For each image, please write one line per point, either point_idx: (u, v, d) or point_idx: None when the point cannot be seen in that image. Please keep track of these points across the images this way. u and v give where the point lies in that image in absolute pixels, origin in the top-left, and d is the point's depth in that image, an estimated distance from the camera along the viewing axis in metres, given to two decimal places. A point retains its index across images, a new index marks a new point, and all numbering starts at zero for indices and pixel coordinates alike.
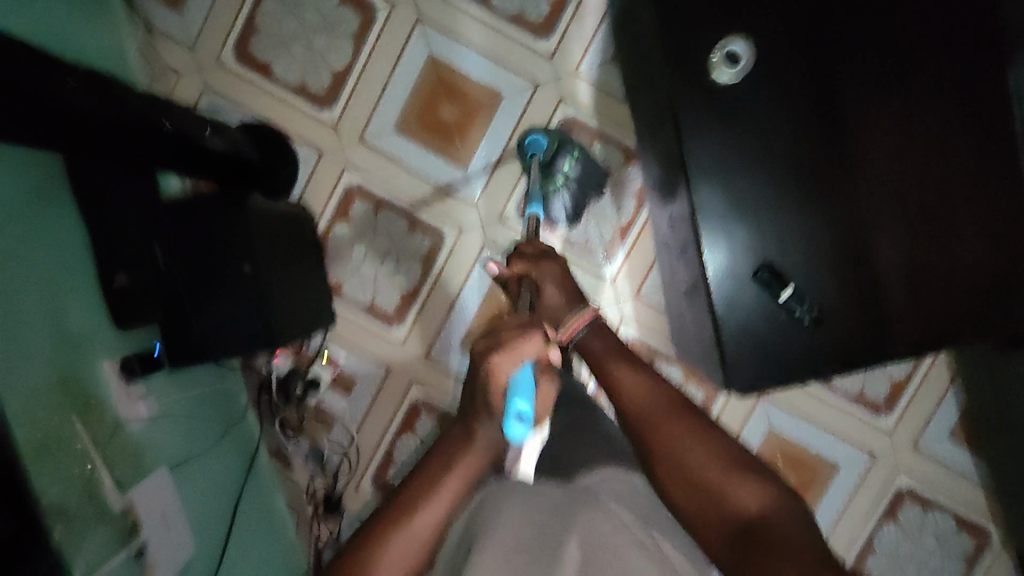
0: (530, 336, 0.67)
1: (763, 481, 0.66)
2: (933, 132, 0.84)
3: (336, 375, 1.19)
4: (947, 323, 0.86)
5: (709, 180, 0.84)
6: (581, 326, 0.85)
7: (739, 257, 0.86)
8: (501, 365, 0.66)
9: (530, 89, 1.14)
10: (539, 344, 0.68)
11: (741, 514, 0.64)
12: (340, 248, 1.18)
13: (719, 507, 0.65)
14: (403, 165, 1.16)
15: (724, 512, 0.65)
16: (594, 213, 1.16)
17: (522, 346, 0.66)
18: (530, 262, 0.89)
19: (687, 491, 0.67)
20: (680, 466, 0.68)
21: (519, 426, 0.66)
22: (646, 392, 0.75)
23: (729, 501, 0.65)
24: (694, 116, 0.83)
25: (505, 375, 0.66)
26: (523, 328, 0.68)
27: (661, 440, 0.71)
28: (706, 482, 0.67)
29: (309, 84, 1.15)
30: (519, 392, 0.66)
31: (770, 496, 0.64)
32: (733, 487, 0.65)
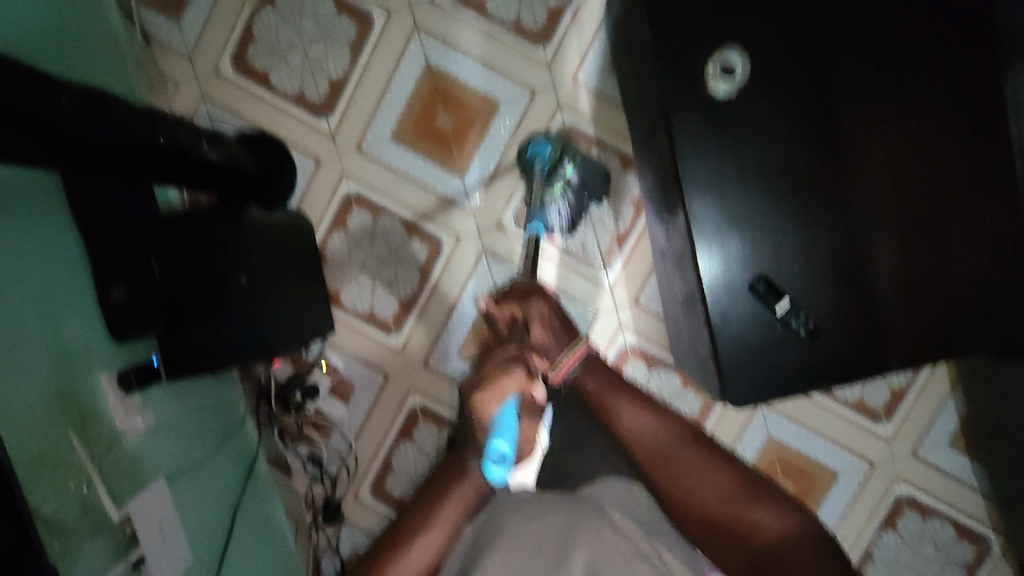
0: (511, 376, 0.74)
1: (774, 506, 0.76)
2: (928, 143, 0.84)
3: (335, 382, 1.19)
4: (944, 334, 0.86)
5: (704, 192, 0.84)
6: (571, 366, 0.83)
7: (734, 268, 0.85)
8: (486, 404, 0.74)
9: (528, 96, 1.14)
10: (521, 380, 0.74)
11: (753, 540, 0.75)
12: (338, 257, 1.18)
13: (740, 538, 0.76)
14: (400, 173, 1.16)
15: (748, 541, 0.75)
16: (592, 221, 1.16)
17: (504, 386, 0.73)
18: (517, 301, 0.86)
19: (704, 521, 0.78)
20: (695, 500, 0.78)
21: (497, 469, 0.71)
22: (652, 431, 0.82)
23: (749, 531, 0.75)
24: (689, 127, 0.83)
25: (489, 414, 0.73)
26: (506, 366, 0.75)
27: (674, 478, 0.79)
28: (722, 513, 0.77)
29: (307, 93, 1.15)
30: (500, 434, 0.72)
31: (789, 522, 0.75)
32: (751, 519, 0.76)
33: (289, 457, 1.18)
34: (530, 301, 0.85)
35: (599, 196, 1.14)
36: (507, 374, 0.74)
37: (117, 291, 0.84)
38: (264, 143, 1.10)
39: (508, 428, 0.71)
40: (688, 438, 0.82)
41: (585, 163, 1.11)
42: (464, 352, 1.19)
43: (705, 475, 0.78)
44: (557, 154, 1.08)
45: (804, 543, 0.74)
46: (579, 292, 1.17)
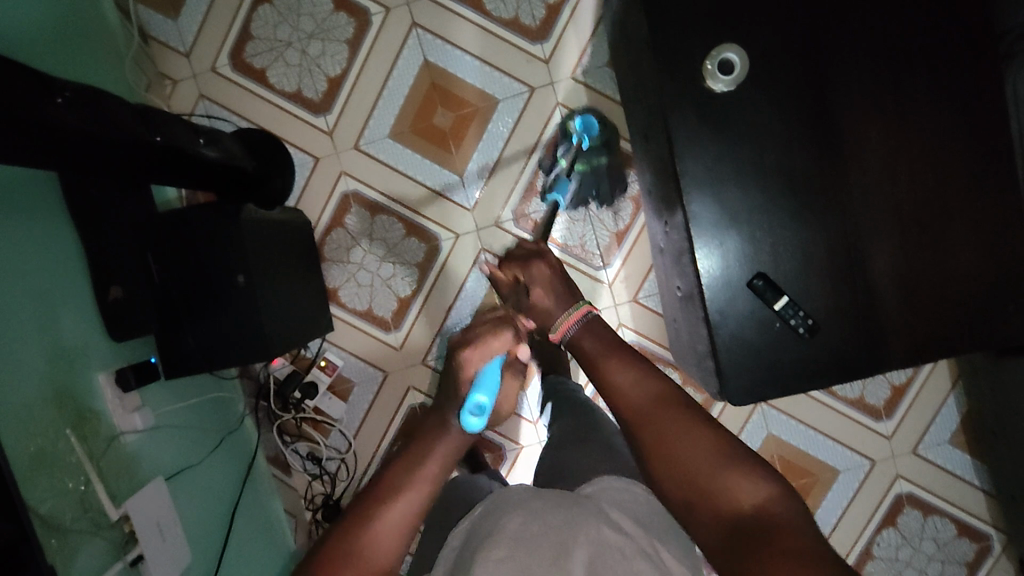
0: (500, 337, 0.79)
1: (759, 472, 0.56)
2: (929, 140, 0.83)
3: (335, 381, 1.19)
4: (943, 333, 0.85)
5: (701, 190, 0.84)
6: (570, 325, 0.82)
7: (732, 265, 0.85)
8: (470, 362, 0.77)
9: (526, 93, 1.13)
10: (509, 341, 0.80)
11: (733, 508, 0.54)
12: (337, 255, 1.18)
13: (711, 505, 0.55)
14: (398, 171, 1.16)
15: (713, 505, 0.55)
16: (593, 220, 1.15)
17: (494, 344, 0.78)
18: (521, 267, 0.96)
19: (683, 488, 0.57)
20: (675, 463, 0.58)
21: (474, 420, 0.72)
22: (636, 386, 0.68)
23: (721, 496, 0.55)
24: (687, 125, 0.83)
25: (473, 371, 0.76)
26: (497, 329, 0.81)
27: (661, 433, 0.61)
28: (700, 476, 0.57)
29: (305, 91, 1.15)
30: (481, 387, 0.74)
31: (762, 490, 0.54)
32: (725, 480, 0.55)
33: (289, 456, 1.19)
34: (531, 266, 0.95)
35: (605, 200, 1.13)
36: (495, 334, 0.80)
37: (115, 290, 0.85)
38: (262, 141, 1.10)
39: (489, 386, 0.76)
40: (676, 404, 0.64)
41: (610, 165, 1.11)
42: None
43: (688, 433, 0.60)
44: (596, 144, 1.09)
45: (788, 524, 0.51)
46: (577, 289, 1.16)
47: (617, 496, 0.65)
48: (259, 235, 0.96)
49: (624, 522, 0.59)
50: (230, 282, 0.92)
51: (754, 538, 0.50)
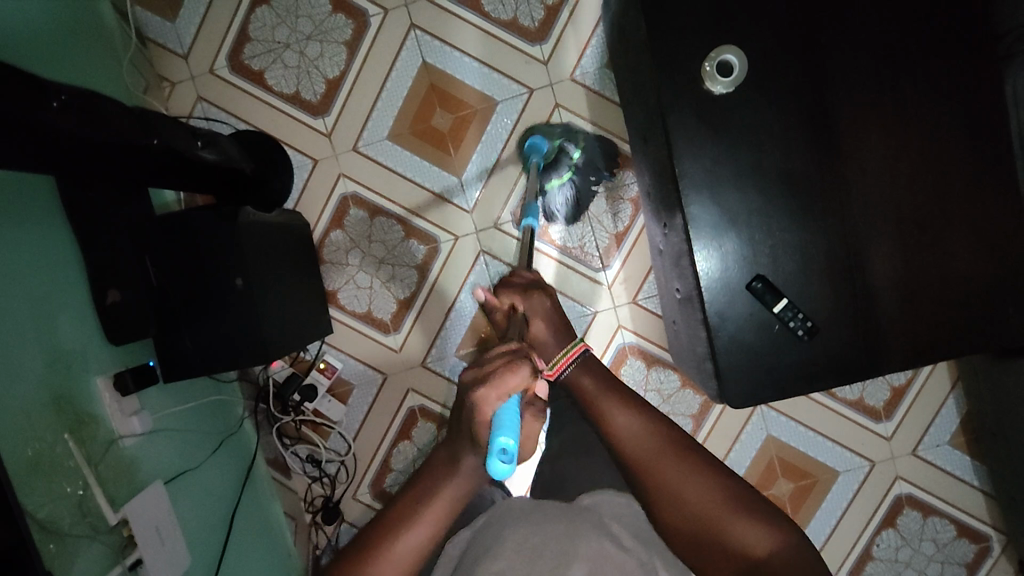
0: (518, 371, 0.61)
1: (768, 517, 0.58)
2: (928, 142, 0.83)
3: (334, 383, 1.18)
4: (943, 336, 0.85)
5: (701, 192, 0.84)
6: (567, 363, 0.76)
7: (732, 268, 0.85)
8: (485, 402, 0.60)
9: (525, 94, 1.13)
10: (528, 377, 0.62)
11: (748, 557, 0.56)
12: (336, 257, 1.17)
13: (725, 553, 0.57)
14: (397, 173, 1.15)
15: (728, 553, 0.57)
16: (592, 221, 1.15)
17: (512, 381, 0.60)
18: (519, 295, 0.92)
19: (697, 536, 0.58)
20: (687, 511, 0.59)
21: (501, 468, 0.57)
22: (637, 427, 0.65)
23: (734, 545, 0.57)
24: (686, 128, 0.83)
25: (490, 410, 0.60)
26: (514, 361, 0.62)
27: (670, 480, 0.60)
28: (713, 525, 0.58)
29: (303, 93, 1.14)
30: (505, 427, 0.58)
31: (772, 536, 0.57)
32: (738, 530, 0.57)
33: (289, 459, 1.18)
34: (531, 293, 0.92)
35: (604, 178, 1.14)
36: (512, 366, 0.61)
37: (113, 293, 0.84)
38: (262, 144, 1.11)
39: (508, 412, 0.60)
40: (677, 445, 0.63)
41: (584, 156, 1.13)
42: (461, 351, 1.18)
43: (694, 479, 0.60)
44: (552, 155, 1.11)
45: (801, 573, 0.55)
46: (577, 291, 1.16)
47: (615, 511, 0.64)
48: (259, 234, 0.96)
49: (624, 538, 0.59)
50: (231, 283, 0.92)
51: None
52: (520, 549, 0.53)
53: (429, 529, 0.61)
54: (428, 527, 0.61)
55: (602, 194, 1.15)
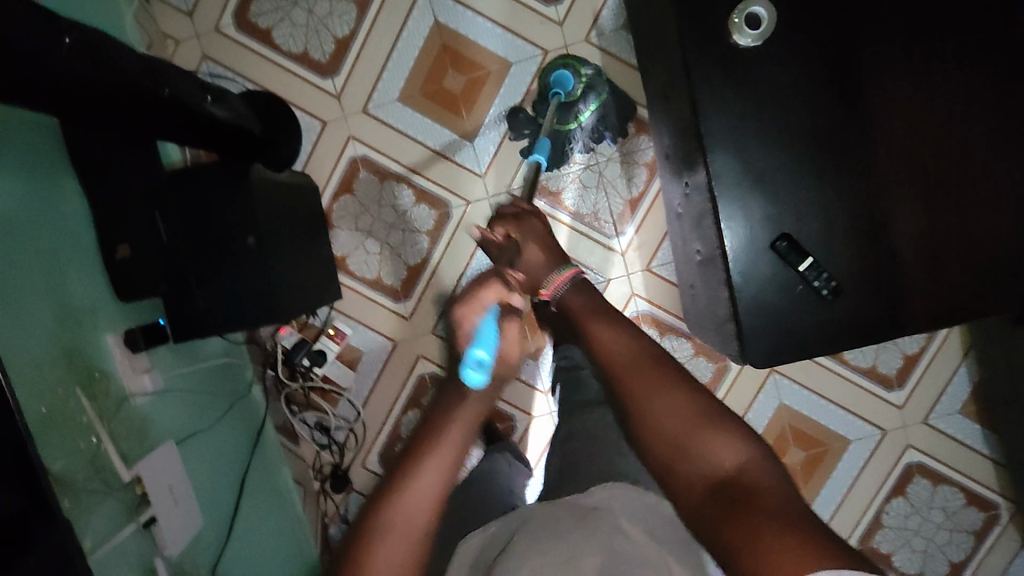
0: (488, 287, 0.74)
1: None
2: (956, 101, 0.81)
3: (344, 350, 1.17)
4: (966, 297, 0.84)
5: (724, 148, 0.82)
6: (562, 281, 0.85)
7: (754, 227, 0.84)
8: (467, 317, 0.71)
9: (539, 56, 1.10)
10: (498, 290, 0.74)
11: (717, 468, 0.55)
12: (345, 223, 1.15)
13: (693, 464, 0.56)
14: (407, 135, 1.13)
15: (698, 466, 0.55)
16: (606, 188, 1.13)
17: (483, 295, 0.73)
18: (512, 223, 0.93)
19: (667, 451, 0.57)
20: (664, 433, 0.58)
21: (476, 376, 0.63)
22: (626, 347, 0.68)
23: (704, 456, 0.55)
24: (711, 82, 0.81)
25: (471, 324, 0.70)
26: (483, 281, 0.75)
27: (650, 397, 0.61)
28: (681, 434, 0.57)
29: (312, 52, 1.11)
30: (480, 341, 0.67)
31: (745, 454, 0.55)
32: (706, 442, 0.56)
33: (297, 426, 1.16)
34: (525, 223, 0.93)
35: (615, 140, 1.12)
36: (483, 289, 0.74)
37: (123, 249, 0.82)
38: (264, 101, 1.06)
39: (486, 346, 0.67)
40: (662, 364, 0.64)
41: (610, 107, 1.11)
42: None
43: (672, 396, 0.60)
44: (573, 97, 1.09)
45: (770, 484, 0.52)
46: (590, 259, 1.15)
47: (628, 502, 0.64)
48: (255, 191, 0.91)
49: (634, 531, 0.59)
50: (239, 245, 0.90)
51: (742, 503, 0.51)
52: (544, 553, 0.55)
53: (445, 466, 0.57)
54: (445, 464, 0.58)
55: (616, 158, 1.13)
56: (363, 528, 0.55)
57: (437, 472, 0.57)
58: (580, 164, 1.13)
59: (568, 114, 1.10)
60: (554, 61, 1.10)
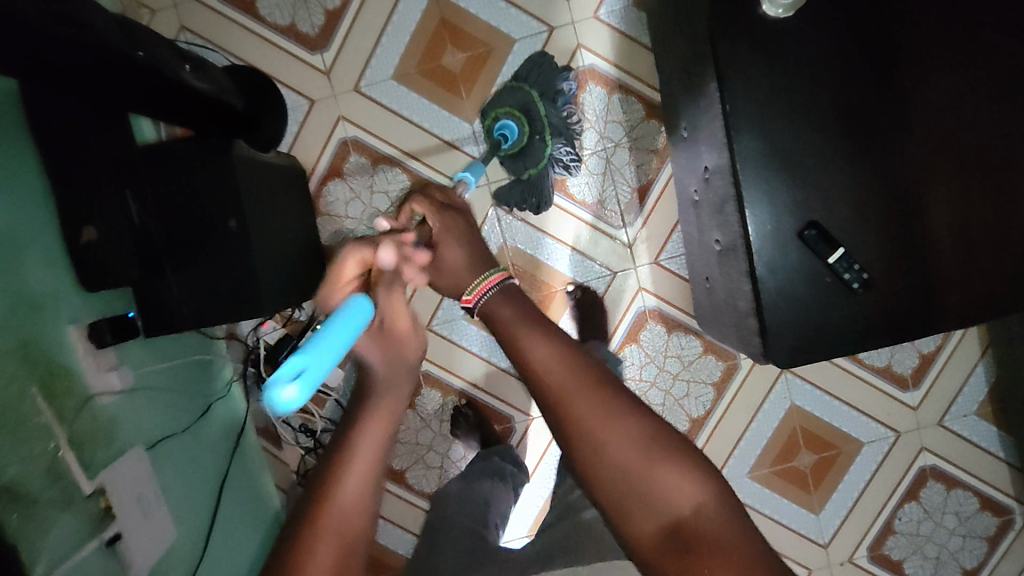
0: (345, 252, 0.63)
1: None
2: (996, 85, 0.76)
3: None
4: (1002, 294, 0.79)
5: (750, 130, 0.76)
6: (487, 288, 0.66)
7: (781, 214, 0.78)
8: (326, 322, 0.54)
9: (545, 33, 1.03)
10: (358, 255, 0.63)
11: (673, 511, 0.50)
12: (334, 210, 1.07)
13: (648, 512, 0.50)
14: (402, 116, 1.05)
15: (650, 510, 0.50)
16: (614, 176, 1.07)
17: (344, 269, 0.63)
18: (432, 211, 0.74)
19: (612, 495, 0.51)
20: (611, 476, 0.51)
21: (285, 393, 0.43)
22: (555, 362, 0.54)
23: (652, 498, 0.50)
24: (737, 58, 0.75)
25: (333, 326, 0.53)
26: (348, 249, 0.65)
27: (594, 425, 0.52)
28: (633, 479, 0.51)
29: (300, 25, 1.03)
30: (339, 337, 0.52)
31: (701, 494, 0.50)
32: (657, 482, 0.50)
33: (280, 428, 1.08)
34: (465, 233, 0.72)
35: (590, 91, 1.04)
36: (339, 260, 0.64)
37: (89, 231, 0.74)
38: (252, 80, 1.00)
39: (322, 360, 0.48)
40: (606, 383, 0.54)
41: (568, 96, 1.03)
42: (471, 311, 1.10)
43: (623, 426, 0.51)
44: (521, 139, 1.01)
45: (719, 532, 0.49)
46: (595, 251, 1.08)
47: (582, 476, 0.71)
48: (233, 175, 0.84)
49: None
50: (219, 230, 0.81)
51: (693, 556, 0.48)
52: None
53: (368, 468, 0.49)
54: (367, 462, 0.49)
55: (625, 144, 1.06)
56: (290, 538, 0.48)
57: (359, 465, 0.49)
58: (588, 150, 1.06)
59: (520, 163, 1.02)
60: (500, 106, 1.02)
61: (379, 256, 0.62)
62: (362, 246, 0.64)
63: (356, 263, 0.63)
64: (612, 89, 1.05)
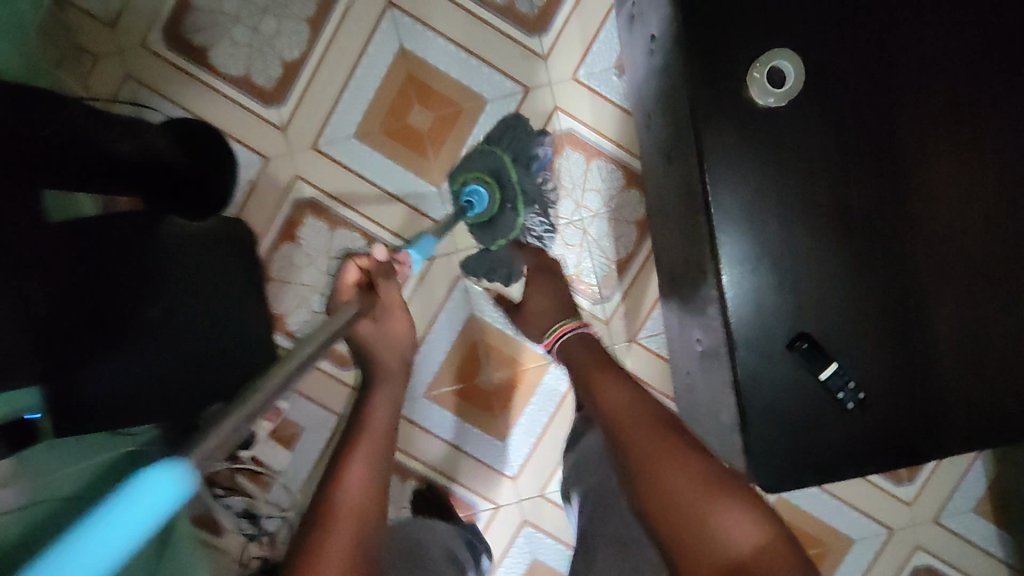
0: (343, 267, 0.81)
1: None
2: (1011, 184, 0.68)
3: (277, 427, 1.01)
4: (1012, 416, 0.71)
5: (737, 228, 0.67)
6: (564, 333, 0.84)
7: (771, 320, 0.68)
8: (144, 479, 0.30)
9: (520, 93, 0.96)
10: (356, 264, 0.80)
11: (728, 550, 0.52)
12: (286, 275, 0.99)
13: (704, 546, 0.53)
14: (362, 178, 0.97)
15: (711, 554, 0.52)
16: (590, 247, 0.99)
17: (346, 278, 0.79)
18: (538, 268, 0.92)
19: (665, 513, 0.56)
20: (665, 499, 0.56)
21: None
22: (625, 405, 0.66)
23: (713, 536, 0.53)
24: (726, 146, 0.66)
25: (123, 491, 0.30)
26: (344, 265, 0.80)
27: (655, 457, 0.59)
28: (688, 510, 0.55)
29: (254, 77, 0.95)
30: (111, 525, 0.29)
31: (758, 527, 0.53)
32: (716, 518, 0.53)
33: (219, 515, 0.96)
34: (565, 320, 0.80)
35: (567, 157, 0.97)
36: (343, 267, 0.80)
37: None
38: (199, 136, 0.91)
39: None
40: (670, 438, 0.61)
41: (541, 161, 0.93)
42: (436, 382, 1.02)
43: (673, 467, 0.57)
44: (490, 204, 0.91)
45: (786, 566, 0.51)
46: (569, 327, 1.00)
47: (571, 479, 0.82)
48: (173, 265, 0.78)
49: None
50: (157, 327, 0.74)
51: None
52: None
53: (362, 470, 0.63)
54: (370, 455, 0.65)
55: (603, 215, 0.98)
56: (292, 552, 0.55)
57: (361, 464, 0.63)
58: (563, 220, 0.98)
59: (490, 233, 0.92)
60: (469, 170, 0.93)
61: (374, 254, 0.79)
62: (359, 256, 0.81)
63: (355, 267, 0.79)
64: (591, 155, 0.97)
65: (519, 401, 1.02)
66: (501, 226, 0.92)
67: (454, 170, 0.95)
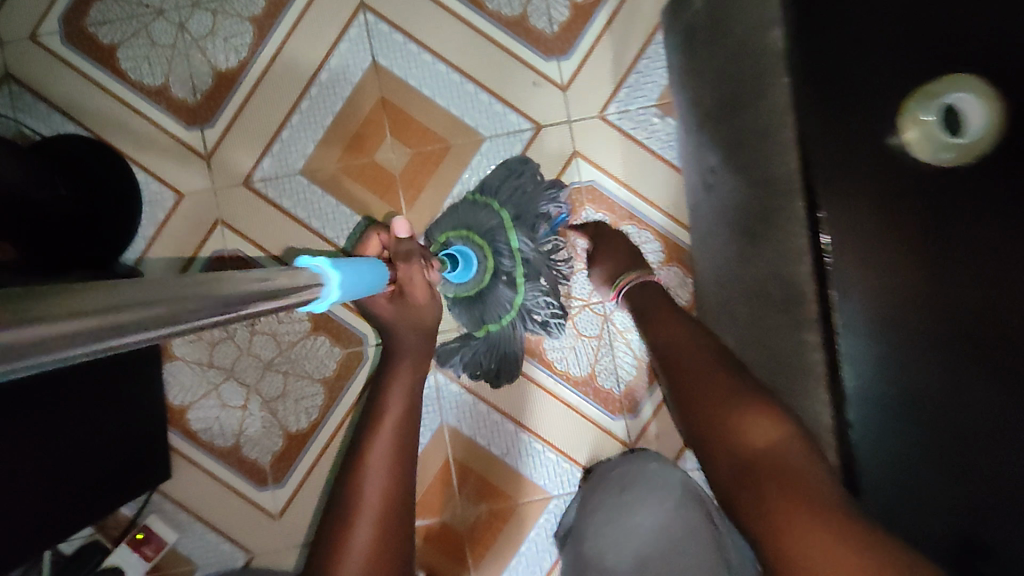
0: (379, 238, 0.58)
1: None
2: None
3: (159, 564, 0.72)
4: None
5: (873, 355, 0.39)
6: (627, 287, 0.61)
7: (932, 519, 0.39)
8: None
9: (530, 131, 0.71)
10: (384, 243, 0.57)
11: (743, 450, 0.41)
12: (193, 352, 0.72)
13: (724, 438, 0.42)
14: (307, 226, 0.72)
15: (733, 445, 0.42)
16: (613, 339, 0.72)
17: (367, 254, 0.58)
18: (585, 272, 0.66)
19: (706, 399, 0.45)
20: (698, 388, 0.47)
21: None
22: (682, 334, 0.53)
23: (732, 437, 0.42)
24: (859, 214, 0.40)
25: None
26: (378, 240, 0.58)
27: (682, 355, 0.51)
28: (713, 407, 0.45)
29: (175, 88, 0.72)
30: None
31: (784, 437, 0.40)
32: (739, 420, 0.43)
33: None
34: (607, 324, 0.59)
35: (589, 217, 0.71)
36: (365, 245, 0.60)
37: None
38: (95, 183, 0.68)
39: None
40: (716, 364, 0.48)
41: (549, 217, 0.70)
42: None
43: (710, 365, 0.48)
44: (483, 266, 0.68)
45: (819, 484, 0.37)
46: (578, 447, 0.72)
47: (624, 467, 0.61)
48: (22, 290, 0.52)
49: None
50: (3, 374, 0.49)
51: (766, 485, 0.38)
52: None
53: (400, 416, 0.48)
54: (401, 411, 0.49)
55: None
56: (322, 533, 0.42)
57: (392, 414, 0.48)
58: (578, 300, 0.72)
59: (477, 313, 0.69)
60: (454, 227, 0.69)
61: (393, 230, 0.55)
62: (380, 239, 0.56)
63: (379, 236, 0.58)
64: (619, 218, 0.72)
65: (506, 543, 0.72)
66: (489, 302, 0.68)
67: (433, 224, 0.70)
